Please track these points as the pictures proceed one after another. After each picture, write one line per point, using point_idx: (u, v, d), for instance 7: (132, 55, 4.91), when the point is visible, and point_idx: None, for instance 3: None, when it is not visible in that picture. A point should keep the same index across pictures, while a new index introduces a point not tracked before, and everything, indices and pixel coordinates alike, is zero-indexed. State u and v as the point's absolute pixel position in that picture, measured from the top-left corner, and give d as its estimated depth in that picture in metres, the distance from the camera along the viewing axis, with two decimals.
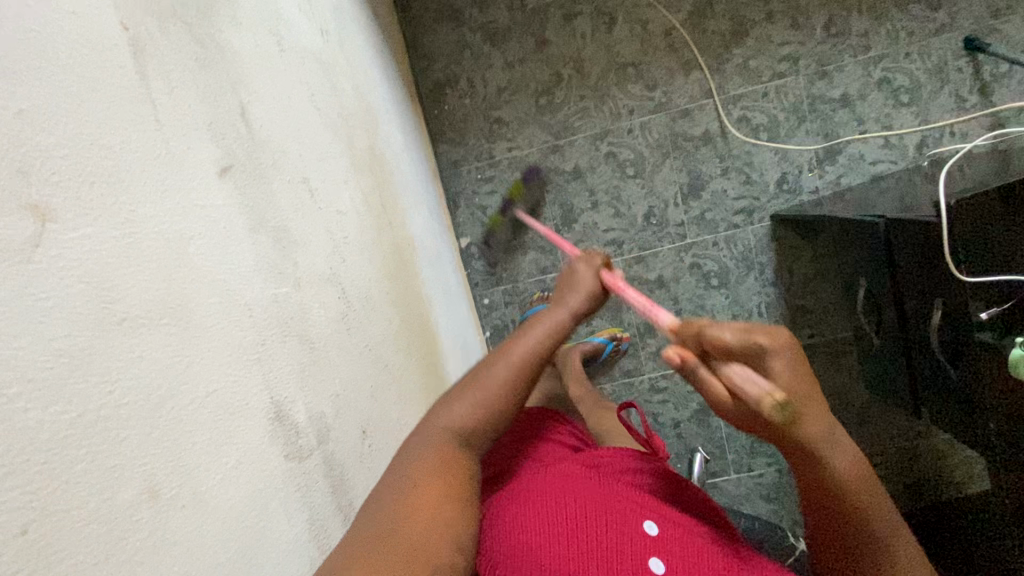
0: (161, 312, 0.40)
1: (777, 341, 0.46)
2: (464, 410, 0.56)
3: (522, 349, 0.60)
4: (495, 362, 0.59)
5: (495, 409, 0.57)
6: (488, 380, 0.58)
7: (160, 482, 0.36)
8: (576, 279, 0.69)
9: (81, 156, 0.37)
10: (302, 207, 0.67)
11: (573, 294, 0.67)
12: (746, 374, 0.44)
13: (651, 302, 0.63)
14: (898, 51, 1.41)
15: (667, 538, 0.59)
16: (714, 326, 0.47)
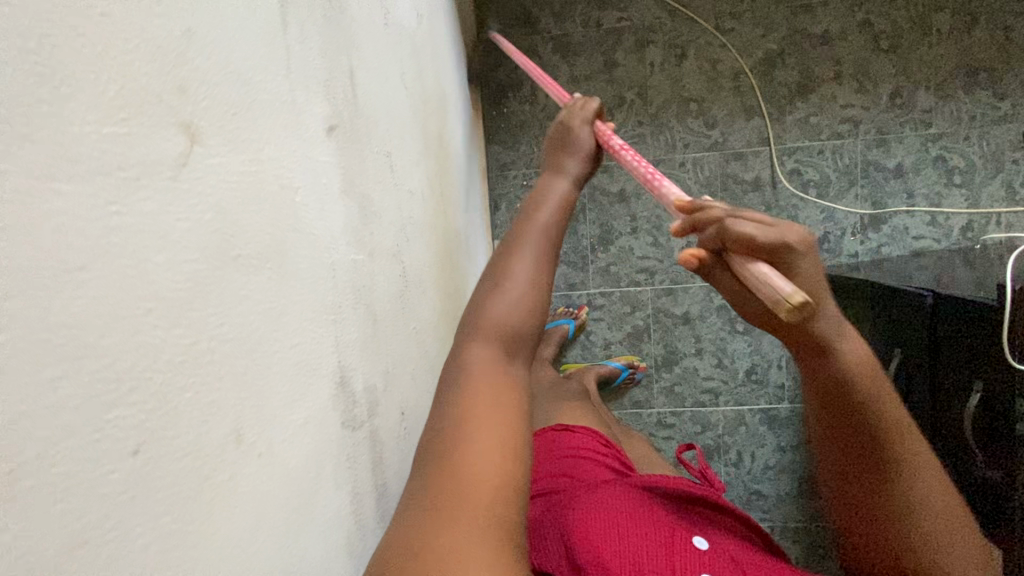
0: (265, 257, 0.39)
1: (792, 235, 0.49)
2: (506, 305, 0.54)
3: (541, 235, 0.61)
4: (520, 247, 0.59)
5: (534, 290, 0.56)
6: (513, 271, 0.56)
7: (243, 425, 0.35)
8: (574, 141, 0.77)
9: (226, 86, 0.36)
10: (383, 179, 0.66)
11: (571, 164, 0.74)
12: (767, 271, 0.47)
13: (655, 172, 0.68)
14: (958, 133, 1.42)
15: (716, 557, 0.59)
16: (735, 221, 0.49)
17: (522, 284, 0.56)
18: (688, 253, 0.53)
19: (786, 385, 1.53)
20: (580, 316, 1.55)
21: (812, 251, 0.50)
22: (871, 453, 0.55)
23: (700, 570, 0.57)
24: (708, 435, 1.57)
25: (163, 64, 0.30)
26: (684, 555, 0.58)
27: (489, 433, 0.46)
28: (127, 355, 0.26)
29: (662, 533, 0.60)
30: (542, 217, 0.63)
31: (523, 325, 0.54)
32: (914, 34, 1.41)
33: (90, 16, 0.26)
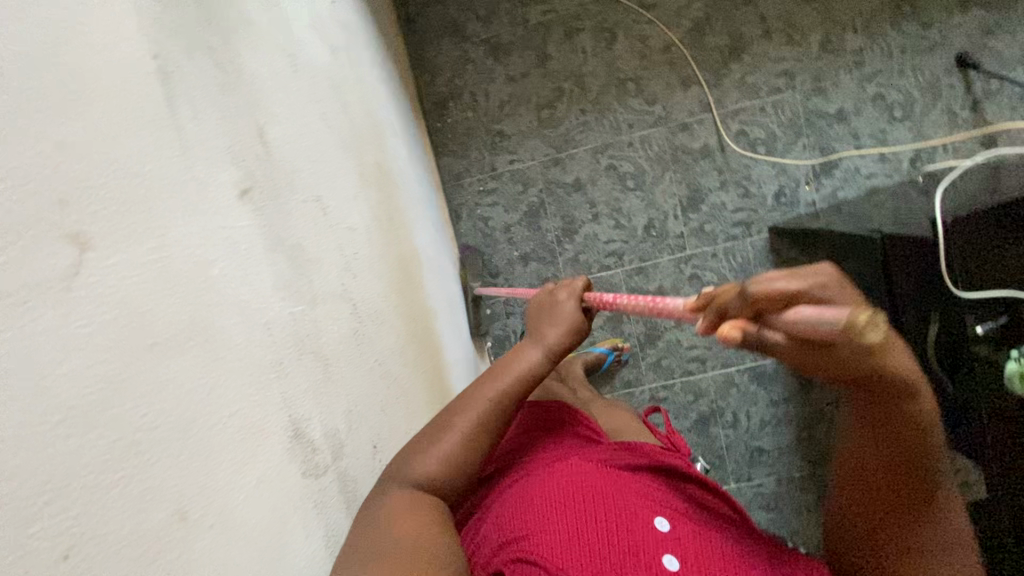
0: (188, 336, 0.41)
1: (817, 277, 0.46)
2: (436, 452, 0.60)
3: (489, 392, 0.64)
4: (463, 408, 0.63)
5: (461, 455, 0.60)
6: (451, 425, 0.62)
7: (187, 502, 0.37)
8: (565, 288, 0.73)
9: (114, 184, 0.38)
10: (316, 225, 0.68)
11: (564, 301, 0.71)
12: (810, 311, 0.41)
13: (656, 298, 0.62)
14: (892, 68, 1.43)
15: (679, 535, 0.59)
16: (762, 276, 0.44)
17: (453, 442, 0.61)
18: (726, 327, 0.44)
19: None
20: None
21: (843, 290, 0.46)
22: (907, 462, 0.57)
23: (661, 552, 0.56)
24: (702, 402, 1.60)
25: (36, 182, 0.32)
26: (646, 537, 0.58)
27: (409, 518, 0.53)
28: (37, 470, 0.28)
29: (627, 516, 0.59)
30: (504, 380, 0.65)
31: (449, 481, 0.59)
32: None
33: None
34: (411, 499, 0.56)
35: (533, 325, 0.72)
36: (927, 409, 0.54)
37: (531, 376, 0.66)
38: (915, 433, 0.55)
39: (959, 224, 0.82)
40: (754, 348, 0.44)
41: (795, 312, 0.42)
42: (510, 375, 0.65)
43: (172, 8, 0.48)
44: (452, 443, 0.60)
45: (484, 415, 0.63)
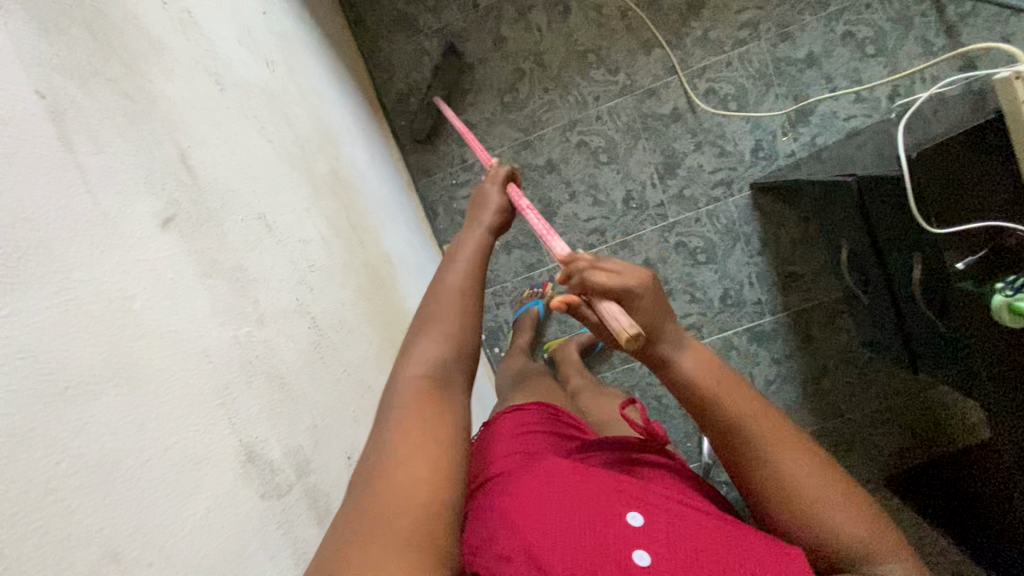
0: (106, 376, 0.40)
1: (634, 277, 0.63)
2: (429, 339, 0.62)
3: (458, 271, 0.70)
4: (441, 288, 0.68)
5: (455, 329, 0.64)
6: (432, 309, 0.65)
7: (120, 542, 0.37)
8: (486, 198, 0.83)
9: (3, 235, 0.37)
10: (260, 244, 0.67)
11: (484, 210, 0.81)
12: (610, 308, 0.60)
13: (549, 231, 0.77)
14: (858, 3, 1.38)
15: (653, 529, 0.57)
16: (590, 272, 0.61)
17: (443, 320, 0.64)
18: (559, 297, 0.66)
19: (763, 301, 1.51)
20: (547, 292, 1.52)
21: (648, 292, 0.63)
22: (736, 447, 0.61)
23: (631, 546, 0.55)
24: None
25: None
26: (618, 535, 0.56)
27: (415, 452, 0.51)
28: None
29: (598, 514, 0.58)
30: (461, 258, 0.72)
31: (447, 358, 0.61)
32: None
33: None
34: (418, 423, 0.54)
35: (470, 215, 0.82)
36: (716, 387, 0.62)
37: (487, 247, 0.75)
38: (720, 417, 0.61)
39: (921, 165, 0.82)
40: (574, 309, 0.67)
41: (603, 306, 0.61)
42: (465, 249, 0.73)
43: (60, 45, 0.47)
44: (442, 324, 0.63)
45: (461, 287, 0.68)
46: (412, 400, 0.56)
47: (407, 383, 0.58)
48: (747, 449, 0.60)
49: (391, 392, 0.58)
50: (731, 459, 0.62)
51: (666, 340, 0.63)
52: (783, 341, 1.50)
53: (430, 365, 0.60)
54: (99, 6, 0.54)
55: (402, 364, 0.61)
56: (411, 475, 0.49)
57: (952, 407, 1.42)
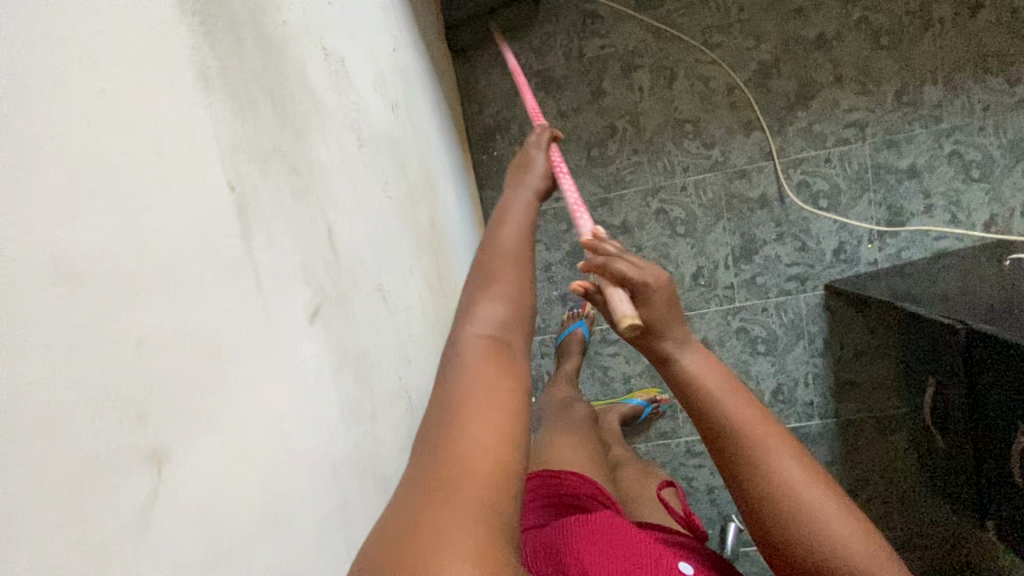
0: (257, 524, 0.37)
1: (658, 276, 0.59)
2: (497, 283, 0.58)
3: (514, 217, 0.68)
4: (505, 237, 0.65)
5: (523, 277, 0.60)
6: (497, 251, 0.63)
7: None
8: (529, 162, 0.83)
9: (196, 367, 0.34)
10: (377, 319, 0.63)
11: (529, 175, 0.80)
12: (617, 299, 0.56)
13: (580, 205, 0.74)
14: (972, 125, 1.33)
15: None
16: (611, 263, 0.58)
17: (506, 285, 0.58)
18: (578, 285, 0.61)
19: (815, 403, 1.48)
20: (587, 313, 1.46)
21: (661, 288, 0.58)
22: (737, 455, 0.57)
23: None
24: None
25: (120, 407, 0.29)
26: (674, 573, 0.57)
27: (480, 409, 0.45)
28: None
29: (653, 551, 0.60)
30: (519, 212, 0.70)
31: (514, 303, 0.57)
32: (916, 25, 1.32)
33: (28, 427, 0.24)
34: (492, 377, 0.48)
35: (510, 178, 0.81)
36: (711, 383, 0.59)
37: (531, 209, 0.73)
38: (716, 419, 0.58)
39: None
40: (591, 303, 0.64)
41: (609, 292, 0.57)
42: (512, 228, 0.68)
43: (249, 123, 0.43)
44: (513, 266, 0.61)
45: (519, 261, 0.63)
46: (480, 360, 0.50)
47: (472, 345, 0.52)
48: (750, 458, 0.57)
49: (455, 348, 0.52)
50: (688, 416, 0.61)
51: (672, 342, 0.60)
52: (828, 447, 1.47)
53: (497, 320, 0.55)
54: (279, 71, 0.50)
55: (466, 309, 0.56)
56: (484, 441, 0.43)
57: None
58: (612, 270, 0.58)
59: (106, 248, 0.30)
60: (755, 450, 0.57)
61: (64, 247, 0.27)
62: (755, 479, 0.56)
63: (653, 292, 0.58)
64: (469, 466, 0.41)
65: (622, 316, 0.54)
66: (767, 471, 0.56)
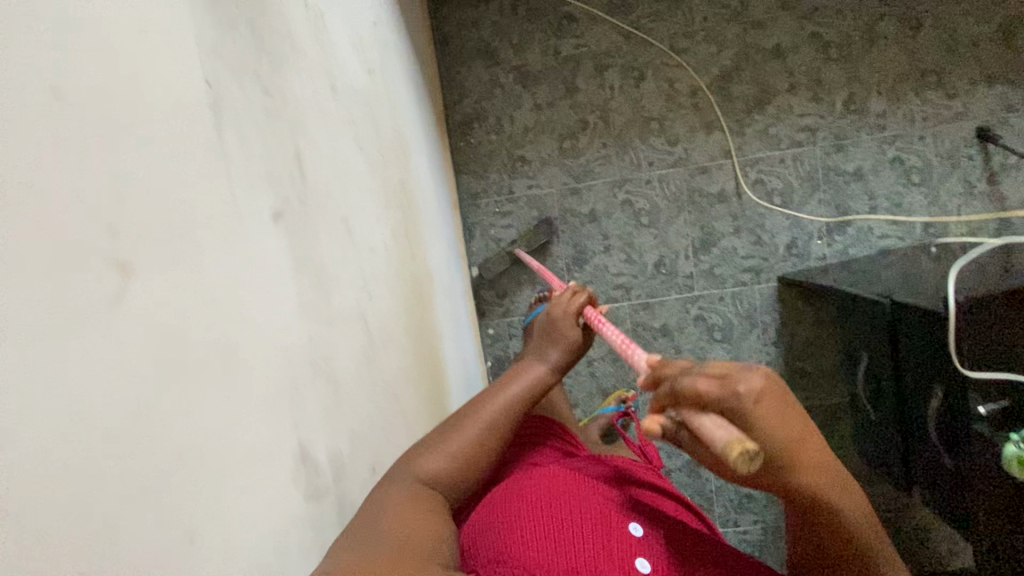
0: (209, 367, 0.42)
1: (751, 378, 0.53)
2: (443, 454, 0.69)
3: (503, 395, 0.77)
4: (478, 411, 0.74)
5: (466, 458, 0.71)
6: (469, 422, 0.73)
7: (196, 526, 0.39)
8: (558, 333, 0.84)
9: (161, 212, 0.40)
10: (339, 246, 0.69)
11: (553, 350, 0.83)
12: (712, 422, 0.51)
13: (627, 340, 0.72)
14: (913, 133, 1.45)
15: (650, 539, 0.64)
16: (694, 380, 0.54)
17: (464, 440, 0.72)
18: (648, 421, 0.56)
19: None
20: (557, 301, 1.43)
21: (767, 398, 0.53)
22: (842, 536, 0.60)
23: (634, 554, 0.61)
24: None
25: (94, 214, 0.34)
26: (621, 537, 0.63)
27: (410, 512, 0.59)
28: (70, 485, 0.31)
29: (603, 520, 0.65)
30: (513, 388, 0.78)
31: (445, 481, 0.68)
32: (863, 41, 1.44)
33: (20, 195, 0.30)
34: (407, 517, 0.58)
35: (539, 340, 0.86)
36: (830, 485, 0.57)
37: (539, 386, 0.80)
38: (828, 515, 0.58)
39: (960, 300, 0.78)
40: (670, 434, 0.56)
41: (701, 420, 0.51)
42: (517, 383, 0.78)
43: (223, 34, 0.50)
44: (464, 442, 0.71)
45: (487, 424, 0.73)
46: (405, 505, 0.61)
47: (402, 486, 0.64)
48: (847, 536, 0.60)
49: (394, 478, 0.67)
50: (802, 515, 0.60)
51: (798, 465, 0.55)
52: None
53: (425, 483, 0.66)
54: (258, 5, 0.57)
55: (420, 457, 0.69)
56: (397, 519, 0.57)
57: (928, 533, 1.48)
58: (693, 387, 0.54)
59: (94, 87, 0.35)
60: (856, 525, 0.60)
61: (60, 72, 0.33)
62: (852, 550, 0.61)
63: (755, 402, 0.52)
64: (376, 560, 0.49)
65: (729, 440, 0.48)
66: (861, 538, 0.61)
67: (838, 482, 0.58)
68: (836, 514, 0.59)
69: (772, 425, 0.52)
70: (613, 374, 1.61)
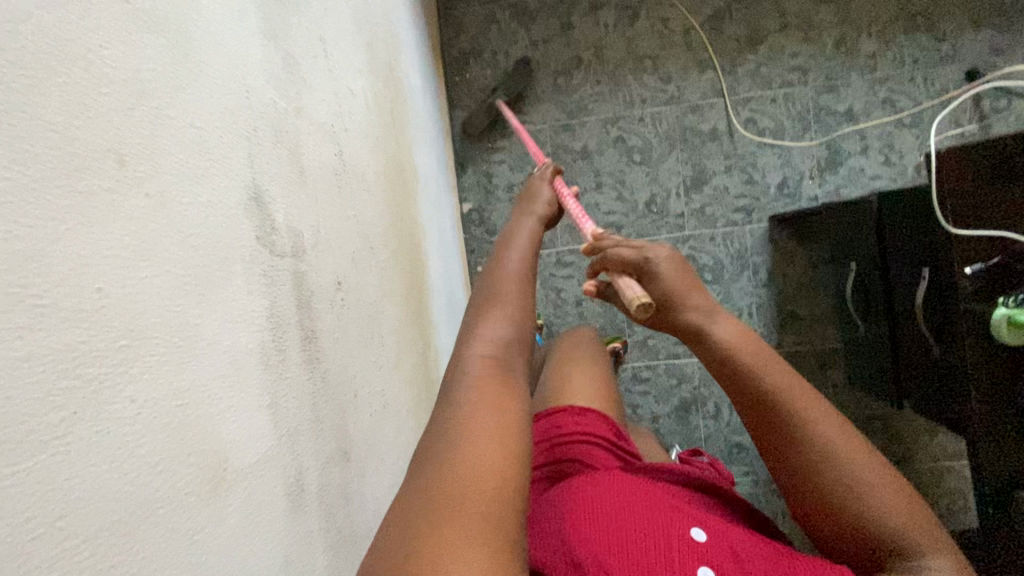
0: (162, 26, 0.41)
1: (657, 251, 0.69)
2: (499, 318, 0.60)
3: (516, 255, 0.73)
4: (501, 270, 0.69)
5: (521, 318, 0.62)
6: (500, 287, 0.65)
7: (125, 150, 0.37)
8: (535, 193, 0.95)
9: None
10: (315, 56, 0.68)
11: (538, 205, 0.92)
12: (624, 285, 0.70)
13: (583, 214, 0.92)
14: (903, 75, 1.46)
15: (714, 546, 0.56)
16: (608, 250, 0.73)
17: (511, 305, 0.62)
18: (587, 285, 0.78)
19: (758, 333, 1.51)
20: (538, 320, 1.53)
21: (671, 263, 0.68)
22: (792, 455, 0.57)
23: (695, 565, 0.53)
24: (684, 388, 1.57)
25: None
26: (681, 548, 0.55)
27: (491, 435, 0.46)
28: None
29: (659, 528, 0.57)
30: (519, 248, 0.75)
31: (516, 336, 0.59)
32: None
33: None
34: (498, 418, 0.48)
35: (520, 208, 0.93)
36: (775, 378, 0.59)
37: (536, 242, 0.81)
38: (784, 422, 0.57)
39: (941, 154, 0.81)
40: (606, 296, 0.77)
41: (620, 282, 0.71)
42: (518, 241, 0.78)
43: None
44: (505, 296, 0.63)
45: (521, 284, 0.67)
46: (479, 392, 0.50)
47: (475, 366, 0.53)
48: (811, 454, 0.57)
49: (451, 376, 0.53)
50: (757, 428, 0.60)
51: (706, 322, 0.64)
52: None
53: (496, 344, 0.56)
54: None
55: (471, 329, 0.59)
56: (489, 446, 0.45)
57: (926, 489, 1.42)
58: (609, 258, 0.74)
59: None
60: (819, 444, 0.56)
61: None
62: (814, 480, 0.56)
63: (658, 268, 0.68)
64: (461, 504, 0.41)
65: (633, 297, 0.67)
66: (834, 468, 0.56)
67: (784, 381, 0.59)
68: (793, 422, 0.57)
69: (669, 282, 0.67)
70: (601, 315, 1.58)
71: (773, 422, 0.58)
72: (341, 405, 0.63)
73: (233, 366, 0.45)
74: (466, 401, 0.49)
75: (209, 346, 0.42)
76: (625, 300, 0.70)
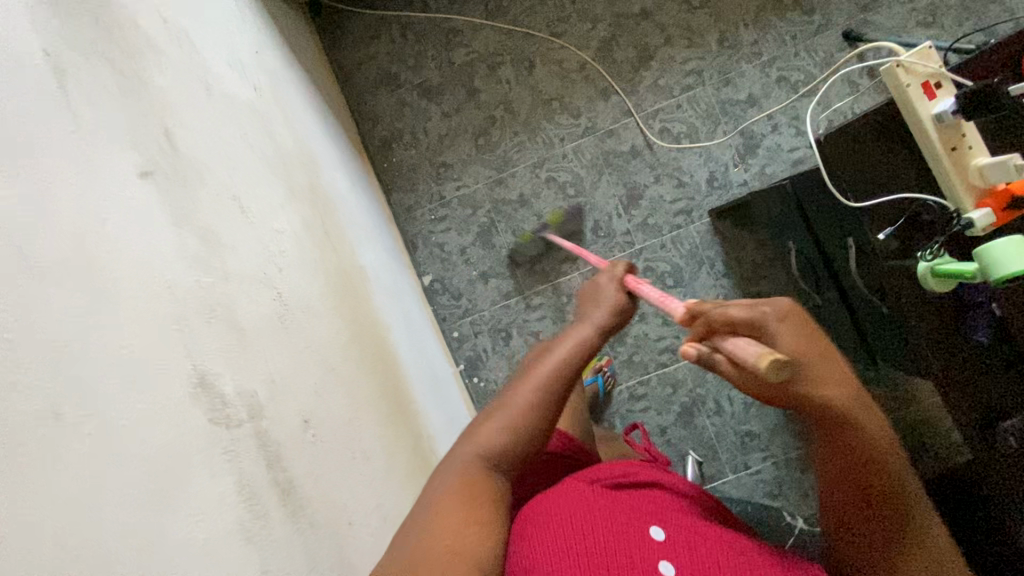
0: (69, 274, 0.45)
1: (778, 306, 0.60)
2: (496, 429, 0.68)
3: (548, 365, 0.71)
4: (517, 388, 0.71)
5: (522, 430, 0.68)
6: (511, 399, 0.70)
7: (59, 407, 0.41)
8: (601, 295, 0.81)
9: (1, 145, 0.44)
10: (231, 217, 0.72)
11: (597, 311, 0.78)
12: (743, 341, 0.55)
13: (666, 297, 0.77)
14: (787, 53, 1.56)
15: (673, 543, 0.68)
16: (730, 309, 0.59)
17: (508, 420, 0.69)
18: (686, 348, 0.59)
19: None
20: None
21: (797, 319, 0.60)
22: (898, 524, 0.66)
23: (657, 559, 0.65)
24: (682, 393, 1.59)
25: None
26: (647, 548, 0.66)
27: (445, 522, 0.58)
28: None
29: (631, 525, 0.68)
30: (549, 358, 0.72)
31: (507, 450, 0.67)
32: None
33: None
34: (464, 497, 0.61)
35: (580, 310, 0.82)
36: (892, 457, 0.65)
37: (583, 353, 0.73)
38: (893, 496, 0.65)
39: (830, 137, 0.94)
40: (711, 366, 0.60)
41: (732, 342, 0.56)
42: (567, 347, 0.74)
43: (64, 20, 0.56)
44: (512, 413, 0.69)
45: (529, 401, 0.69)
46: (461, 477, 0.64)
47: (465, 462, 0.66)
48: (905, 522, 0.66)
49: (451, 459, 0.67)
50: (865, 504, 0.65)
51: (834, 401, 0.60)
52: None
53: (486, 453, 0.67)
54: (106, 7, 0.64)
55: (475, 439, 0.68)
56: (450, 534, 0.57)
57: (931, 424, 1.44)
58: (728, 316, 0.59)
59: None
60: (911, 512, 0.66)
61: None
62: (907, 538, 0.66)
63: (774, 326, 0.59)
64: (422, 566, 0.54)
65: (761, 352, 0.52)
66: (919, 533, 0.66)
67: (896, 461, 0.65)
68: (899, 494, 0.65)
69: (793, 343, 0.59)
70: None
71: (884, 499, 0.65)
72: (337, 538, 0.65)
73: (211, 554, 0.47)
74: (444, 492, 0.62)
75: (180, 549, 0.45)
76: (744, 363, 0.54)
